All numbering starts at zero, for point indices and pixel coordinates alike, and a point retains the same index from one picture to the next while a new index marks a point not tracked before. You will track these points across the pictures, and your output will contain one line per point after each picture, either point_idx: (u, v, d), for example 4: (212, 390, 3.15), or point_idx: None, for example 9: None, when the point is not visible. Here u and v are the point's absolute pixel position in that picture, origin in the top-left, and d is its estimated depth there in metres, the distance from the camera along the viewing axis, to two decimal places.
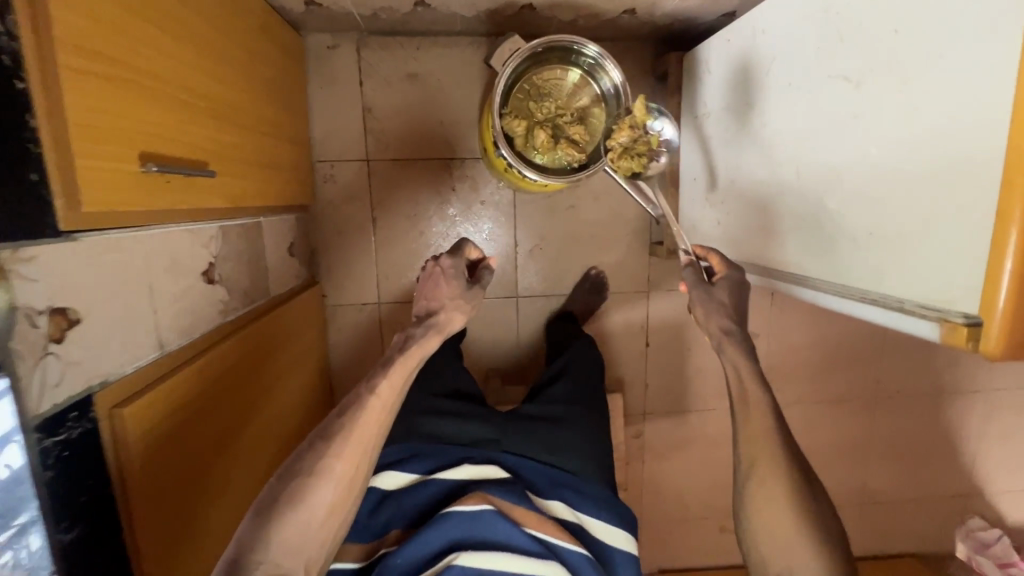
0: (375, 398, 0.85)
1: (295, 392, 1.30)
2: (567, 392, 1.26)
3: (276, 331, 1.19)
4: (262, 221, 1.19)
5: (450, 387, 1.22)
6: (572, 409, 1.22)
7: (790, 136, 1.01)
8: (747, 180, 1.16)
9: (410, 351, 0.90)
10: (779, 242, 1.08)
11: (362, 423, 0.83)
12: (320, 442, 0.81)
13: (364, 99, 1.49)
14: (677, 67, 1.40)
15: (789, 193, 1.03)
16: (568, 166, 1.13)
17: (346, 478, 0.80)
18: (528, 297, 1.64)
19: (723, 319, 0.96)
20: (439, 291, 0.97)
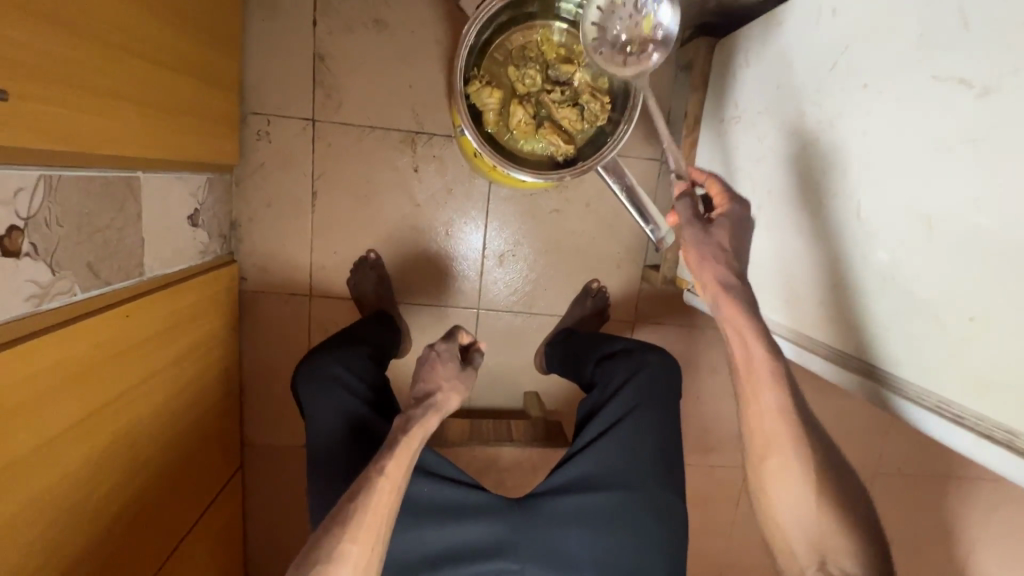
0: (383, 479, 0.77)
1: (181, 405, 1.06)
2: (607, 458, 0.94)
3: (145, 323, 0.91)
4: (143, 177, 0.90)
5: (439, 489, 0.91)
6: (610, 484, 0.92)
7: (848, 159, 0.72)
8: (778, 210, 0.88)
9: (412, 434, 0.82)
10: (818, 300, 0.80)
11: (374, 510, 0.75)
12: (333, 527, 0.73)
13: (318, 44, 1.19)
14: (705, 58, 1.13)
15: (839, 240, 0.75)
16: (551, 159, 0.86)
17: (365, 562, 0.72)
18: (492, 313, 1.37)
19: (723, 266, 0.85)
20: (434, 372, 0.90)
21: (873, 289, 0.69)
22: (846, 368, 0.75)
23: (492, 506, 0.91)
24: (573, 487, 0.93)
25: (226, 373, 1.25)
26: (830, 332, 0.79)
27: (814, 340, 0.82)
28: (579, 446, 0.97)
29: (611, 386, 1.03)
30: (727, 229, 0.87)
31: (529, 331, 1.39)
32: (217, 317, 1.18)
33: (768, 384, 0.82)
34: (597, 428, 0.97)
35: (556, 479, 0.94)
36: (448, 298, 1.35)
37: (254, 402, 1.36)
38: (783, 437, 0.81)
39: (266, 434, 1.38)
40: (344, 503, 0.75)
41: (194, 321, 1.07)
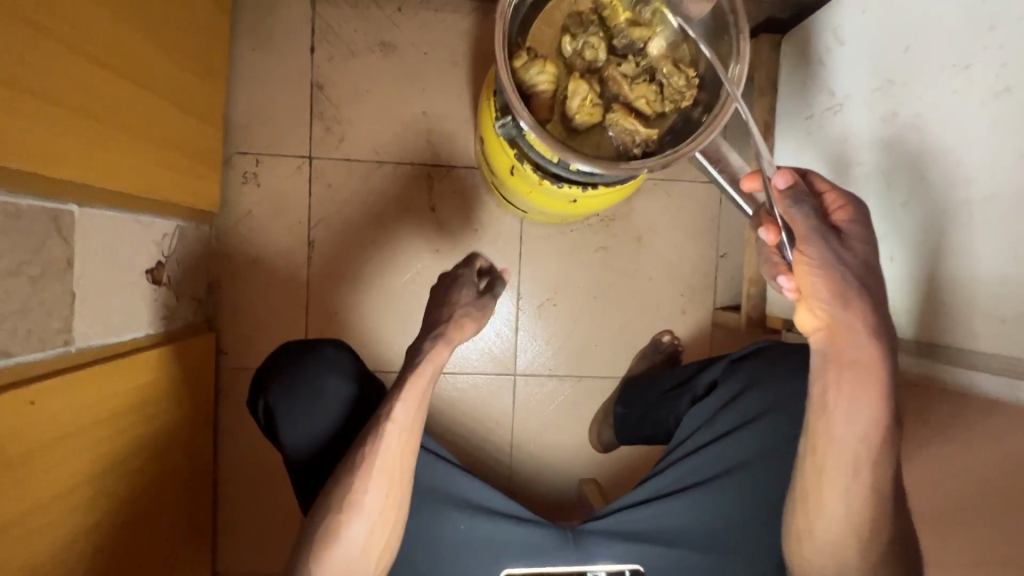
0: (393, 425, 0.68)
1: (131, 524, 0.76)
2: (698, 512, 0.76)
3: (61, 413, 0.63)
4: (78, 213, 0.67)
5: (479, 525, 0.75)
6: (693, 539, 0.75)
7: (1012, 129, 0.55)
8: (898, 196, 0.70)
9: (420, 369, 0.70)
10: (914, 285, 0.69)
11: (386, 455, 0.67)
12: (344, 472, 0.67)
13: (316, 72, 1.03)
14: (769, 56, 0.96)
15: (949, 218, 0.63)
16: (626, 152, 0.64)
17: (385, 510, 0.67)
18: (532, 377, 1.10)
19: (860, 295, 0.54)
20: (450, 296, 0.76)
21: (986, 270, 0.58)
22: (937, 360, 0.67)
23: (541, 543, 0.75)
24: (648, 536, 0.76)
25: (197, 478, 0.95)
26: (931, 327, 0.67)
27: (908, 342, 0.71)
28: (668, 484, 0.77)
29: (726, 419, 0.78)
30: (858, 239, 0.56)
31: (582, 400, 1.10)
32: (185, 397, 0.91)
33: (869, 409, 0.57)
34: (698, 471, 0.77)
35: (629, 522, 0.76)
36: (476, 362, 1.09)
37: (231, 515, 1.04)
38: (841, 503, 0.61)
39: (246, 559, 1.05)
40: (353, 450, 0.68)
41: (150, 403, 0.81)
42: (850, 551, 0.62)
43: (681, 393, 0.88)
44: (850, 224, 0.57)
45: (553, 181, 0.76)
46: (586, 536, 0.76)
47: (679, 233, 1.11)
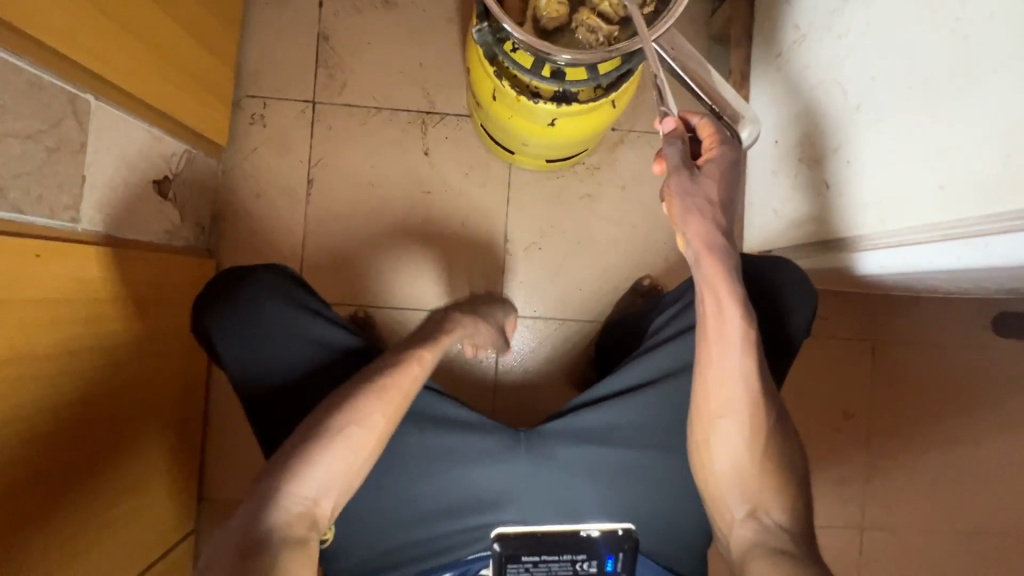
0: (415, 361, 0.70)
1: (116, 410, 0.80)
2: (653, 408, 0.76)
3: (60, 277, 0.69)
4: (95, 107, 0.74)
5: (424, 434, 0.73)
6: (647, 438, 0.75)
7: (926, 35, 0.60)
8: (837, 110, 0.75)
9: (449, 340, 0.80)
10: (842, 189, 0.74)
11: (404, 382, 0.67)
12: (353, 386, 0.65)
13: (323, 25, 1.11)
14: (745, 10, 1.02)
15: (869, 126, 0.69)
16: (590, 45, 0.70)
17: (381, 432, 0.63)
18: (515, 319, 1.13)
19: (706, 222, 0.61)
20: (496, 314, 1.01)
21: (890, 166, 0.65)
22: (841, 253, 0.75)
23: (492, 450, 0.74)
24: (599, 434, 0.75)
25: (186, 394, 0.99)
26: (839, 223, 0.75)
27: (826, 243, 0.78)
28: (624, 383, 0.78)
29: (684, 317, 0.79)
30: (714, 177, 0.63)
31: (565, 342, 1.13)
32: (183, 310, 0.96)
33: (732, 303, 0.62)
34: (653, 369, 0.77)
35: (584, 421, 0.76)
36: (462, 302, 1.13)
37: (218, 440, 1.08)
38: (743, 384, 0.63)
39: (229, 484, 1.07)
40: (368, 370, 0.67)
41: (148, 301, 0.86)
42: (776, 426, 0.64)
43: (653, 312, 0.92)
44: (713, 161, 0.63)
45: (531, 97, 0.82)
46: (538, 437, 0.75)
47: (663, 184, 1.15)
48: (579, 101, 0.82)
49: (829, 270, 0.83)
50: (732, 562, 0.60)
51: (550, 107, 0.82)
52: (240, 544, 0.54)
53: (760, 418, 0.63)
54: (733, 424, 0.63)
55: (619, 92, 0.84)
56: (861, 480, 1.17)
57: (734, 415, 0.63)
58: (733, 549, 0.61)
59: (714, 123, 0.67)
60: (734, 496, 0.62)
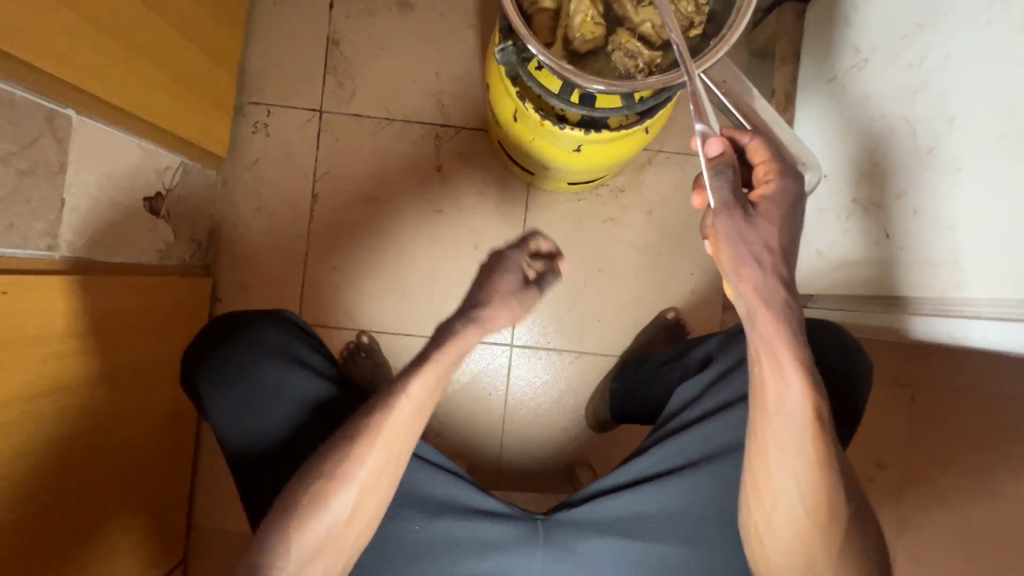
0: (405, 399, 0.57)
1: (94, 453, 0.74)
2: (687, 496, 0.66)
3: (32, 313, 0.62)
4: (79, 122, 0.68)
5: (434, 525, 0.63)
6: (681, 531, 0.65)
7: None
8: (908, 149, 0.66)
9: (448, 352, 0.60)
10: (912, 243, 0.65)
11: (388, 435, 0.56)
12: (341, 439, 0.56)
13: (333, 28, 1.03)
14: (793, 25, 0.92)
15: (947, 173, 0.60)
16: (628, 73, 0.62)
17: (376, 490, 0.57)
18: (525, 349, 1.06)
19: (764, 273, 0.51)
20: (495, 276, 0.60)
21: (976, 223, 0.56)
22: (909, 314, 0.66)
23: (506, 542, 0.63)
24: (626, 525, 0.65)
25: (176, 422, 0.93)
26: (905, 279, 0.66)
27: (890, 299, 0.69)
28: (650, 467, 0.67)
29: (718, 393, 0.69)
30: (771, 219, 0.53)
31: (580, 377, 1.06)
32: (175, 334, 0.90)
33: (795, 376, 0.53)
34: (683, 452, 0.67)
35: (611, 509, 0.65)
36: None
37: (211, 468, 1.02)
38: (803, 467, 0.54)
39: (220, 515, 1.01)
40: (357, 416, 0.57)
41: (135, 329, 0.80)
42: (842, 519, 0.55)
43: (674, 366, 0.83)
44: (770, 198, 0.54)
45: (556, 122, 0.74)
46: (558, 528, 0.64)
47: (692, 210, 1.06)
48: (609, 128, 0.74)
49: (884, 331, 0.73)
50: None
51: (577, 134, 0.74)
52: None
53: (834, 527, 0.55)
54: (794, 521, 0.55)
55: (654, 118, 0.76)
56: (895, 534, 1.09)
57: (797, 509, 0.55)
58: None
59: (768, 145, 0.58)
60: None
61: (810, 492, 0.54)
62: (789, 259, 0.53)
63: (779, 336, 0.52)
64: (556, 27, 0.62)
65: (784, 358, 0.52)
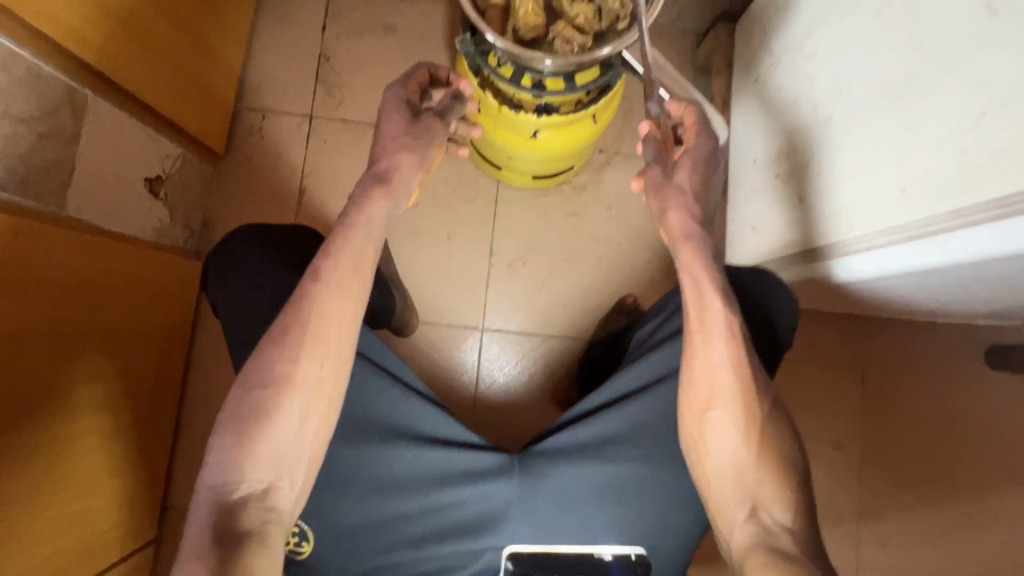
0: (320, 284, 0.63)
1: (77, 402, 0.79)
2: (644, 416, 0.72)
3: (45, 260, 0.69)
4: (94, 101, 0.78)
5: (422, 456, 0.70)
6: (639, 451, 0.72)
7: (887, 51, 0.63)
8: (810, 125, 0.77)
9: (353, 219, 0.66)
10: (817, 204, 0.75)
11: (311, 328, 0.62)
12: (270, 343, 0.62)
13: (325, 46, 1.17)
14: (726, 41, 1.06)
15: (839, 135, 0.70)
16: (567, 53, 0.73)
17: (322, 383, 0.62)
18: (499, 332, 1.13)
19: (682, 214, 0.66)
20: (380, 130, 0.71)
21: (860, 170, 0.65)
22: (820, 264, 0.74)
23: (486, 472, 0.71)
24: (594, 450, 0.72)
25: (159, 393, 0.98)
26: (818, 234, 0.75)
27: (802, 255, 0.79)
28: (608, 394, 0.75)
29: (668, 327, 0.77)
30: (688, 168, 0.67)
31: (547, 359, 1.12)
32: (161, 310, 0.96)
33: (713, 295, 0.65)
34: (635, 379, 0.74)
35: (579, 435, 0.72)
36: (445, 314, 1.12)
37: (189, 445, 1.05)
38: (726, 374, 0.64)
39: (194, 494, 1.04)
40: (282, 318, 0.63)
41: (128, 295, 0.86)
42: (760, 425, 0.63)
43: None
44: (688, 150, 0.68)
45: (513, 109, 0.85)
46: (533, 458, 0.71)
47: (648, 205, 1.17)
48: (560, 113, 0.85)
49: (809, 283, 0.82)
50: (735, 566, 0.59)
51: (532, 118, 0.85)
52: (214, 531, 0.55)
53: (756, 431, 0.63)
54: (725, 427, 0.63)
55: (600, 106, 0.87)
56: (854, 515, 1.12)
57: (729, 414, 0.63)
58: (736, 550, 0.59)
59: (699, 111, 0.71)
60: (734, 501, 0.61)
61: (738, 398, 0.63)
62: (707, 204, 0.68)
63: (699, 262, 0.66)
64: (505, 19, 0.74)
65: (700, 279, 0.65)
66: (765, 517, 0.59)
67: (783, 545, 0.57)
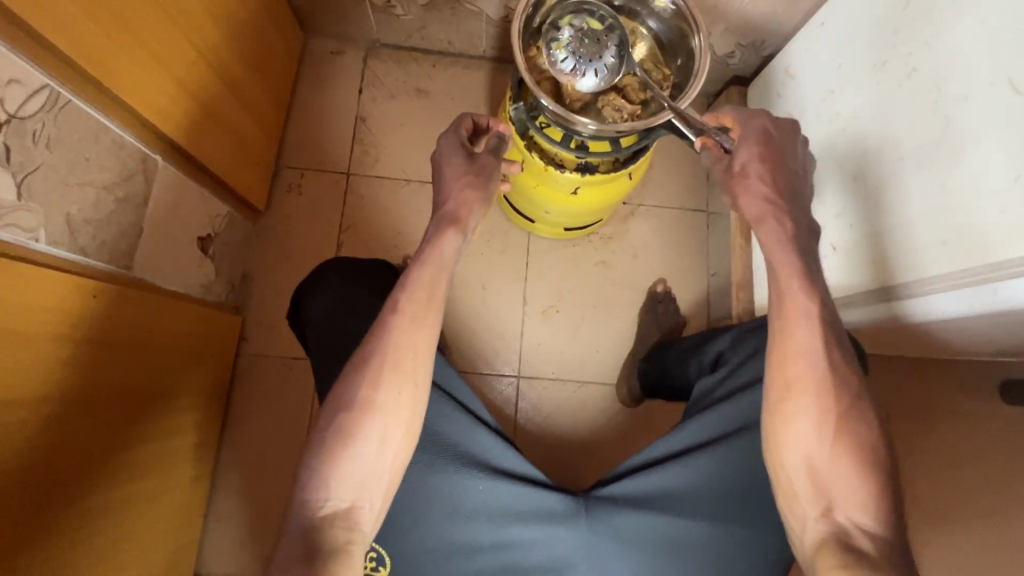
0: (398, 316, 0.65)
1: (127, 464, 0.77)
2: (720, 466, 0.72)
3: (110, 322, 0.70)
4: (163, 167, 0.81)
5: (495, 487, 0.70)
6: (703, 507, 0.70)
7: (916, 115, 0.69)
8: (840, 179, 0.83)
9: (429, 256, 0.69)
10: (870, 243, 0.78)
11: (393, 353, 0.63)
12: (352, 371, 0.63)
13: (361, 108, 1.23)
14: (739, 102, 1.14)
15: (879, 179, 0.75)
16: (618, 120, 0.81)
17: (398, 408, 0.62)
18: (534, 379, 1.14)
19: (766, 210, 0.68)
20: (441, 173, 0.75)
21: (908, 212, 0.70)
22: (887, 301, 0.76)
23: (556, 510, 0.70)
24: (657, 502, 0.71)
25: (200, 449, 0.97)
26: (872, 275, 0.78)
27: (861, 295, 0.81)
28: (683, 440, 0.75)
29: (745, 372, 0.78)
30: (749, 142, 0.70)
31: (581, 406, 1.14)
32: (206, 368, 0.96)
33: (807, 327, 0.66)
34: (716, 428, 0.74)
35: (642, 482, 0.72)
36: (481, 363, 1.14)
37: (225, 504, 1.03)
38: (814, 377, 0.65)
39: (229, 553, 1.01)
40: (364, 347, 0.64)
41: (176, 353, 0.86)
42: (848, 438, 0.62)
43: (691, 358, 0.92)
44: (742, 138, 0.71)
45: (557, 168, 0.90)
46: (597, 507, 0.70)
47: (673, 252, 1.22)
48: (600, 171, 0.90)
49: (868, 326, 0.83)
50: (807, 561, 0.61)
51: (574, 176, 0.90)
52: (303, 547, 0.56)
53: (845, 437, 0.62)
54: (812, 430, 0.63)
55: (635, 166, 0.93)
56: None
57: (808, 409, 0.64)
58: (807, 547, 0.61)
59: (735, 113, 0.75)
60: (809, 498, 0.62)
61: (818, 392, 0.64)
62: (784, 178, 0.69)
63: (781, 250, 0.67)
64: (559, 89, 0.82)
65: (785, 289, 0.66)
66: (845, 521, 0.60)
67: (860, 545, 0.58)
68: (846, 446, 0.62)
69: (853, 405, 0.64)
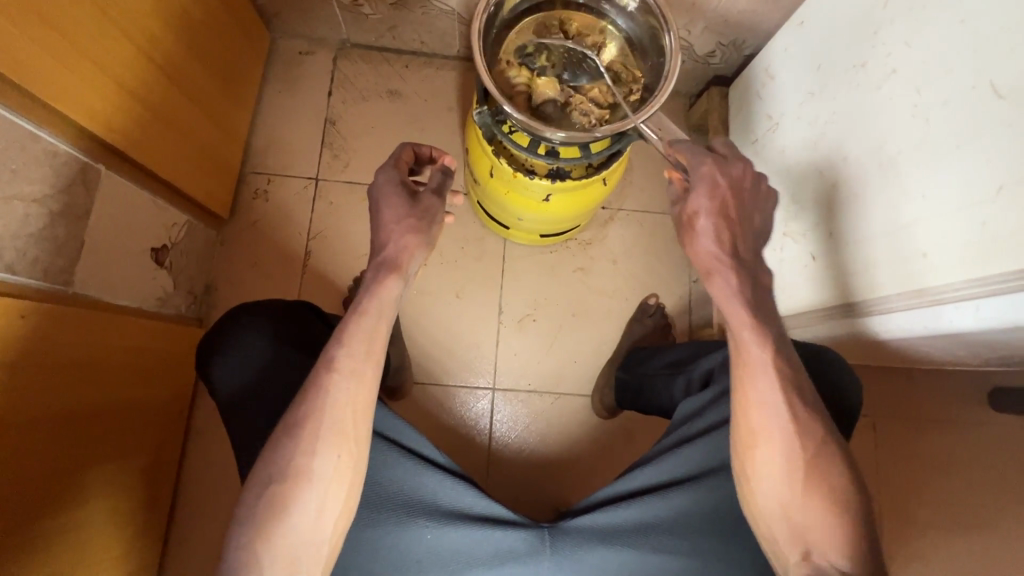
0: (335, 375, 0.61)
1: (73, 491, 0.73)
2: (687, 510, 0.68)
3: (48, 343, 0.67)
4: (108, 176, 0.77)
5: (446, 533, 0.66)
6: (675, 547, 0.67)
7: (895, 120, 0.65)
8: (819, 184, 0.80)
9: (364, 308, 0.64)
10: (845, 255, 0.75)
11: (331, 414, 0.60)
12: (276, 440, 0.59)
13: (331, 111, 1.19)
14: (720, 103, 1.10)
15: (857, 187, 0.72)
16: (588, 126, 0.78)
17: (338, 474, 0.60)
18: (507, 392, 1.11)
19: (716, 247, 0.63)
20: (376, 217, 0.68)
21: (884, 224, 0.67)
22: (857, 317, 0.73)
23: (516, 550, 0.67)
24: (629, 538, 0.67)
25: (157, 469, 0.93)
26: (848, 289, 0.75)
27: (835, 308, 0.78)
28: (647, 479, 0.71)
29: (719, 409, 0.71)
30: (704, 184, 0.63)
31: (558, 418, 1.10)
32: (162, 384, 0.92)
33: (763, 376, 0.61)
34: (684, 463, 0.70)
35: (612, 516, 0.68)
36: (456, 375, 1.10)
37: (188, 524, 0.99)
38: (776, 423, 0.61)
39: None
40: (294, 412, 0.60)
41: (127, 372, 0.82)
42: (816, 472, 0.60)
43: (679, 374, 0.86)
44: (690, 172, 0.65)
45: (526, 174, 0.87)
46: (563, 540, 0.67)
47: (653, 258, 1.18)
48: (572, 178, 0.86)
49: (843, 338, 0.80)
50: None
51: (545, 184, 0.86)
52: None
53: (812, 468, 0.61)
54: (779, 480, 0.61)
55: (609, 171, 0.89)
56: None
57: (774, 459, 0.61)
58: None
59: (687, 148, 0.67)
60: (787, 542, 0.61)
61: (783, 439, 0.61)
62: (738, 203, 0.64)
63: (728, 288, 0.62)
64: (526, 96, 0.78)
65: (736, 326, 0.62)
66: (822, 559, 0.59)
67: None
68: (812, 484, 0.60)
69: (817, 441, 0.61)
